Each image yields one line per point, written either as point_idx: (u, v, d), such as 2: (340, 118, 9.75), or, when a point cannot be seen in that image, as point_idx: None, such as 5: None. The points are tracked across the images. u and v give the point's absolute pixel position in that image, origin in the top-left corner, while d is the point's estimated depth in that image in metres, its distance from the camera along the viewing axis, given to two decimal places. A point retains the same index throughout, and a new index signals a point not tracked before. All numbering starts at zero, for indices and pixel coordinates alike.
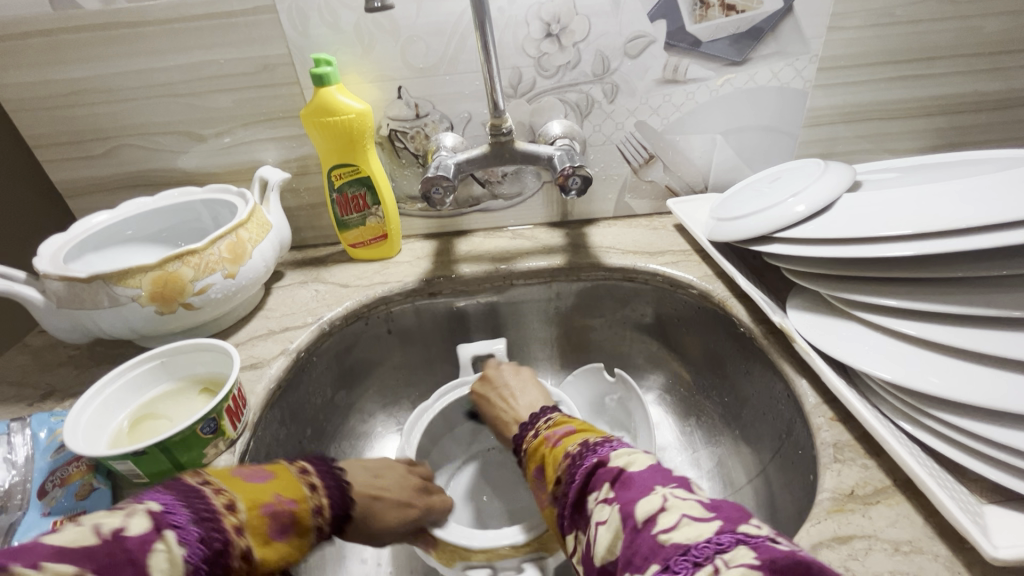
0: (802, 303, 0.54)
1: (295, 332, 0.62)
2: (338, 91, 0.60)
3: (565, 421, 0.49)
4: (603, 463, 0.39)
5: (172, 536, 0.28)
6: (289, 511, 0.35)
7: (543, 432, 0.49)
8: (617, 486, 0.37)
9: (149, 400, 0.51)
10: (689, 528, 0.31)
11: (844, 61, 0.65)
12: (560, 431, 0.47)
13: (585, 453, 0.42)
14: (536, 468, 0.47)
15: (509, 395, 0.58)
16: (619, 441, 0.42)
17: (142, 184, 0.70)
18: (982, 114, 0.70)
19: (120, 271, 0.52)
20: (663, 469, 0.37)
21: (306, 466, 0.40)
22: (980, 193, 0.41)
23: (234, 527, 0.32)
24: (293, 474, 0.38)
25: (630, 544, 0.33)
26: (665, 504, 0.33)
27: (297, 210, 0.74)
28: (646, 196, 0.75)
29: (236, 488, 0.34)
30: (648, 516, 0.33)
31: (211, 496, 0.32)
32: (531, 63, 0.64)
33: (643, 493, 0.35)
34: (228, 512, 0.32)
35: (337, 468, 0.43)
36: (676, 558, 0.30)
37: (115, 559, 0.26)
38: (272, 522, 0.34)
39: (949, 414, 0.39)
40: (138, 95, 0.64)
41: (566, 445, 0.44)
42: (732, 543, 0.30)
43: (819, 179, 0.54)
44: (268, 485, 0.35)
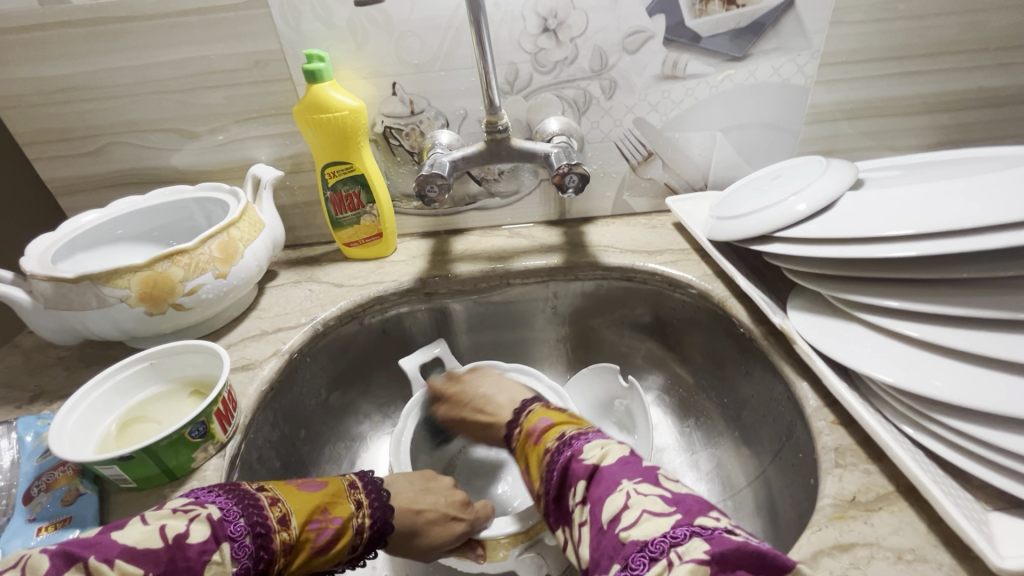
0: (803, 303, 0.53)
1: (288, 333, 0.61)
2: (331, 88, 0.59)
3: (545, 413, 0.48)
4: (576, 458, 0.39)
5: (227, 549, 0.35)
6: (333, 528, 0.41)
7: (524, 428, 0.48)
8: (590, 484, 0.37)
9: (139, 403, 0.50)
10: (648, 523, 0.32)
11: (847, 56, 0.64)
12: (537, 426, 0.47)
13: (562, 447, 0.41)
14: (523, 465, 0.46)
15: (484, 394, 0.56)
16: (596, 432, 0.42)
17: (133, 183, 0.69)
18: (987, 111, 0.69)
19: (108, 271, 0.51)
20: (635, 462, 0.37)
21: (355, 480, 0.45)
22: (985, 192, 0.40)
23: (284, 541, 0.38)
24: (343, 488, 0.43)
25: (598, 545, 0.34)
26: (628, 502, 0.34)
27: (291, 208, 0.73)
28: (645, 194, 0.74)
29: (291, 501, 0.40)
30: (613, 515, 0.34)
31: (267, 509, 0.38)
32: (528, 58, 0.63)
33: (610, 490, 0.35)
34: (279, 527, 0.38)
35: (383, 488, 0.46)
36: (634, 556, 0.31)
37: (176, 563, 0.33)
38: (316, 539, 0.40)
39: (953, 418, 0.38)
40: (128, 92, 0.63)
41: (546, 441, 0.44)
42: (685, 535, 0.31)
43: (821, 177, 0.53)
44: (318, 499, 0.41)
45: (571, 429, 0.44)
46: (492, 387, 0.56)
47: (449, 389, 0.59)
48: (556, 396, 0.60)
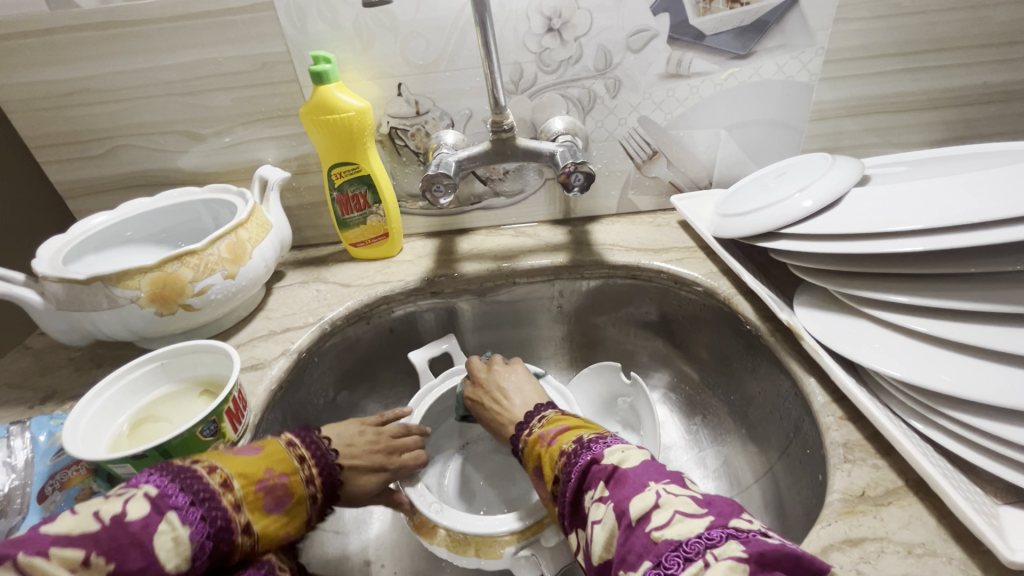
0: (810, 300, 0.53)
1: (297, 333, 0.61)
2: (337, 89, 0.59)
3: (560, 419, 0.48)
4: (597, 461, 0.39)
5: (175, 516, 0.35)
6: (283, 483, 0.42)
7: (537, 431, 0.48)
8: (611, 485, 0.37)
9: (150, 402, 0.50)
10: (682, 524, 0.32)
11: (851, 53, 0.64)
12: (554, 430, 0.47)
13: (580, 450, 0.42)
14: (535, 466, 0.46)
15: (507, 388, 0.57)
16: (614, 437, 0.43)
17: (141, 185, 0.70)
18: (992, 106, 0.69)
19: (119, 272, 0.51)
20: (657, 465, 0.38)
21: (292, 438, 0.45)
22: (990, 186, 0.40)
23: (232, 502, 0.38)
24: (281, 447, 0.44)
25: (625, 542, 0.34)
26: (658, 501, 0.34)
27: (297, 209, 0.73)
28: (649, 192, 0.75)
29: (230, 466, 0.40)
30: (641, 513, 0.34)
31: (205, 476, 0.38)
32: (533, 58, 0.63)
33: (638, 490, 0.35)
34: (224, 490, 0.38)
35: (321, 441, 0.47)
36: (668, 554, 0.31)
37: (120, 539, 0.33)
38: (267, 496, 0.41)
39: (961, 412, 0.38)
40: (135, 95, 0.63)
41: (561, 443, 0.44)
42: (722, 537, 0.31)
43: (827, 174, 0.53)
44: (257, 462, 0.41)
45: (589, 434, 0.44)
46: (514, 384, 0.57)
47: (476, 372, 0.59)
48: (561, 395, 0.60)
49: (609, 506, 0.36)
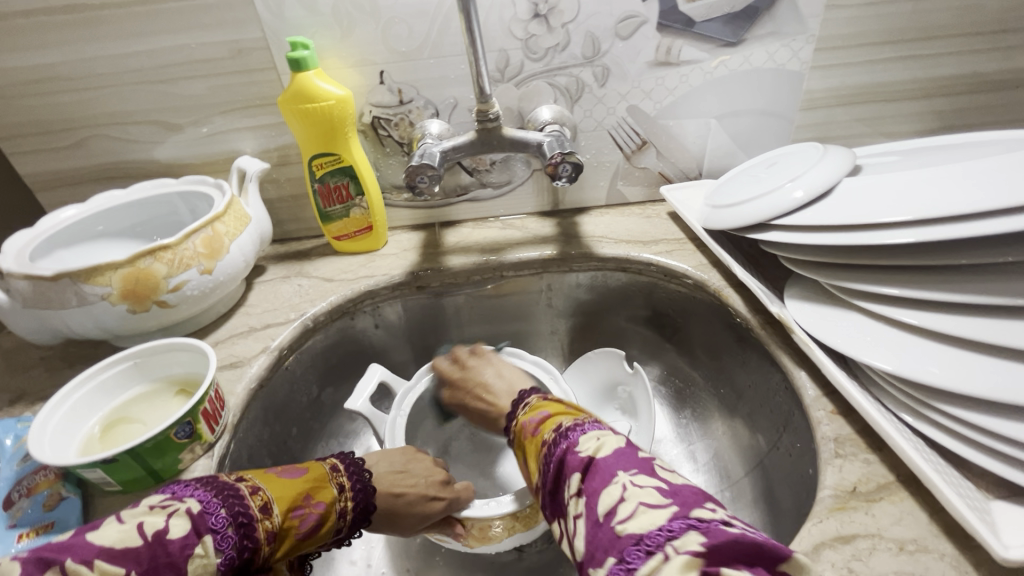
0: (800, 292, 0.52)
1: (277, 330, 0.59)
2: (317, 76, 0.57)
3: (541, 405, 0.47)
4: (570, 451, 0.38)
5: (210, 541, 0.34)
6: (318, 513, 0.40)
7: (521, 419, 0.47)
8: (584, 476, 0.36)
9: (123, 403, 0.49)
10: (645, 516, 0.31)
11: (842, 41, 0.63)
12: (535, 418, 0.45)
13: (557, 439, 0.40)
14: (523, 459, 0.45)
15: (487, 382, 0.56)
16: (592, 424, 0.41)
17: (114, 177, 0.67)
18: (981, 96, 0.69)
19: (88, 268, 0.49)
20: (630, 453, 0.37)
21: (336, 463, 0.44)
22: (987, 176, 0.39)
23: (267, 531, 0.37)
24: (324, 472, 0.42)
25: (593, 538, 0.33)
26: (625, 494, 0.33)
27: (278, 202, 0.71)
28: (639, 182, 0.73)
29: (272, 489, 0.38)
30: (609, 508, 0.33)
31: (247, 498, 0.37)
32: (519, 45, 0.61)
33: (605, 483, 0.35)
34: (262, 517, 0.37)
35: (365, 470, 0.45)
36: (630, 549, 0.30)
37: (158, 559, 0.32)
38: (300, 527, 0.39)
39: (952, 406, 0.37)
40: (104, 82, 0.61)
41: (544, 432, 0.43)
42: (682, 529, 0.30)
43: (818, 164, 0.52)
44: (300, 486, 0.40)
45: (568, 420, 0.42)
46: (497, 372, 0.57)
47: (453, 375, 0.59)
48: (546, 374, 0.59)
49: (580, 500, 0.35)
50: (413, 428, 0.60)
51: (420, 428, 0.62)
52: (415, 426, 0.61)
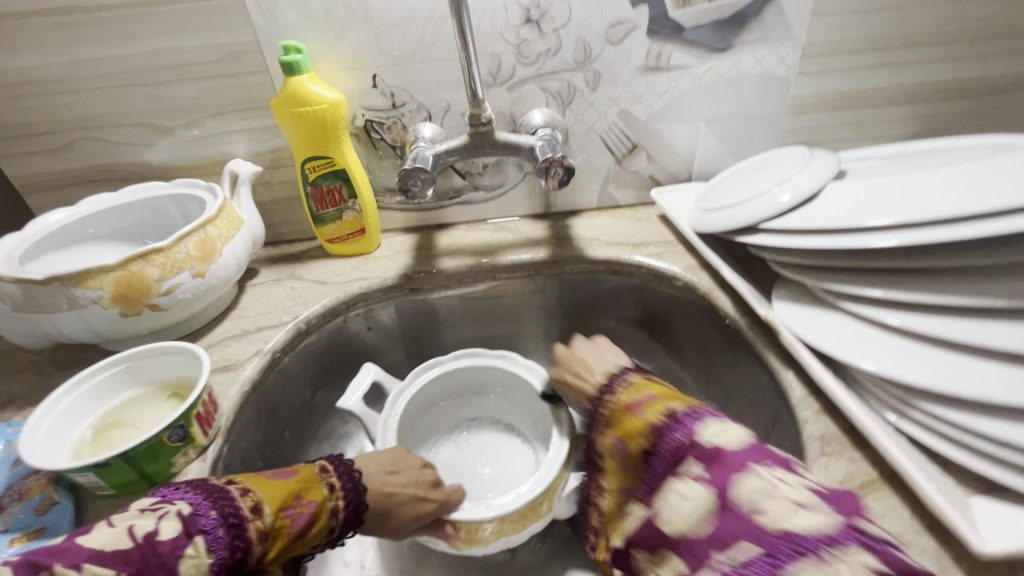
0: (787, 294, 0.53)
1: (270, 332, 0.59)
2: (309, 80, 0.57)
3: (645, 386, 0.46)
4: (691, 441, 0.37)
5: (201, 541, 0.34)
6: (309, 513, 0.40)
7: (620, 397, 0.46)
8: (705, 462, 0.36)
9: (115, 406, 0.48)
10: (800, 516, 0.31)
11: (827, 47, 0.65)
12: (637, 399, 0.44)
13: (672, 424, 0.39)
14: (614, 436, 0.44)
15: (587, 362, 0.52)
16: (705, 411, 0.40)
17: (104, 180, 0.67)
18: (963, 101, 0.70)
19: (79, 271, 0.49)
20: (760, 447, 0.36)
21: (325, 464, 0.44)
22: (966, 181, 0.41)
23: (258, 531, 0.37)
24: (314, 472, 0.42)
25: (721, 525, 0.33)
26: (774, 491, 0.33)
27: (270, 205, 0.71)
28: (630, 186, 0.74)
29: (262, 490, 0.39)
30: (750, 501, 0.33)
31: (237, 499, 0.37)
32: (511, 49, 0.62)
33: (738, 475, 0.34)
34: (253, 516, 0.37)
35: (355, 470, 0.45)
36: (777, 545, 0.30)
37: (149, 561, 0.32)
38: (292, 526, 0.39)
39: (933, 404, 0.38)
40: (95, 85, 0.60)
41: (649, 416, 0.42)
42: (851, 541, 0.30)
43: (804, 168, 0.53)
44: (290, 486, 0.40)
45: (679, 405, 0.41)
46: (597, 354, 0.53)
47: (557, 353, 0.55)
48: (534, 374, 0.60)
49: (707, 488, 0.34)
50: (405, 431, 0.60)
51: (412, 429, 0.62)
52: (407, 427, 0.61)
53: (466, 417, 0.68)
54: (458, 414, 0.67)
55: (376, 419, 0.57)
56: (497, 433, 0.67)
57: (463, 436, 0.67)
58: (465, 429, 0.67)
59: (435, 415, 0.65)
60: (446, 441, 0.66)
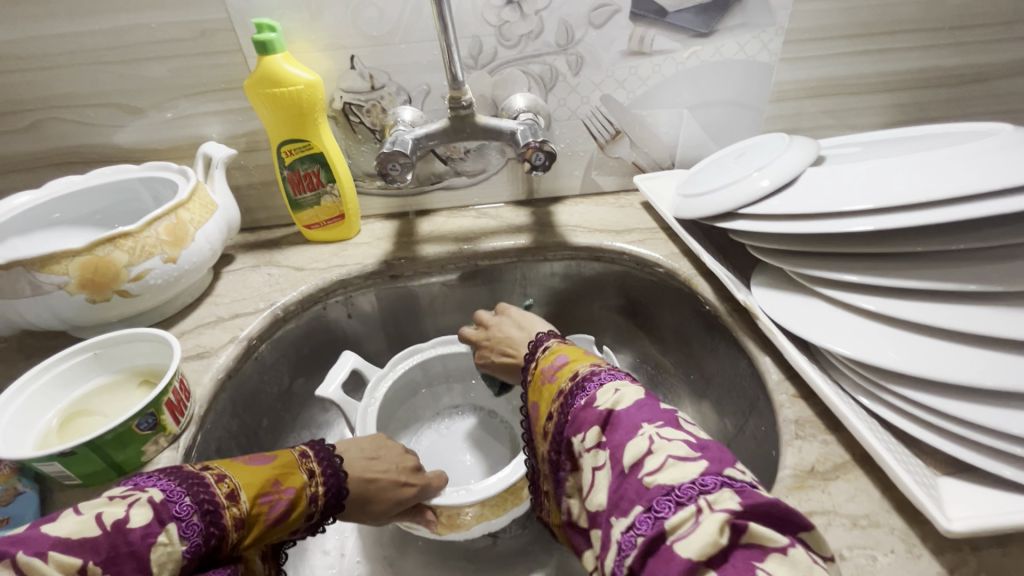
0: (765, 279, 0.53)
1: (246, 319, 0.58)
2: (284, 60, 0.56)
3: (562, 350, 0.45)
4: (588, 406, 0.37)
5: (174, 528, 0.33)
6: (287, 499, 0.39)
7: (539, 364, 0.45)
8: (604, 428, 0.35)
9: (83, 395, 0.47)
10: (676, 468, 0.30)
11: (810, 34, 0.64)
12: (553, 364, 0.44)
13: (577, 391, 0.39)
14: (534, 403, 0.44)
15: (512, 337, 0.54)
16: (608, 373, 0.39)
17: (71, 162, 0.65)
18: (941, 90, 0.71)
19: (43, 256, 0.47)
20: (650, 404, 0.35)
21: (306, 449, 0.43)
22: (941, 168, 0.41)
23: (234, 518, 0.36)
24: (293, 458, 0.42)
25: (617, 488, 0.32)
26: (652, 447, 0.32)
27: (247, 189, 0.70)
28: (613, 172, 0.74)
29: (239, 477, 0.38)
30: (636, 459, 0.32)
31: (213, 486, 0.36)
32: (492, 31, 0.61)
33: (630, 434, 0.33)
34: (228, 503, 0.36)
35: (336, 456, 0.44)
36: (659, 499, 0.29)
37: (118, 549, 0.31)
38: (269, 513, 0.38)
39: (905, 387, 0.39)
40: (57, 63, 0.58)
41: (559, 380, 0.42)
42: (716, 485, 0.29)
43: (784, 154, 0.53)
44: (268, 472, 0.40)
45: (585, 367, 0.41)
46: (516, 328, 0.55)
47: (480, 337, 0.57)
48: None
49: (603, 452, 0.34)
50: (385, 417, 0.60)
51: (393, 416, 0.61)
52: (389, 414, 0.60)
53: (447, 405, 0.68)
54: (440, 401, 0.67)
55: (356, 407, 0.56)
56: (480, 420, 0.67)
57: (445, 423, 0.67)
58: (446, 416, 0.67)
59: (416, 402, 0.65)
60: (427, 428, 0.66)
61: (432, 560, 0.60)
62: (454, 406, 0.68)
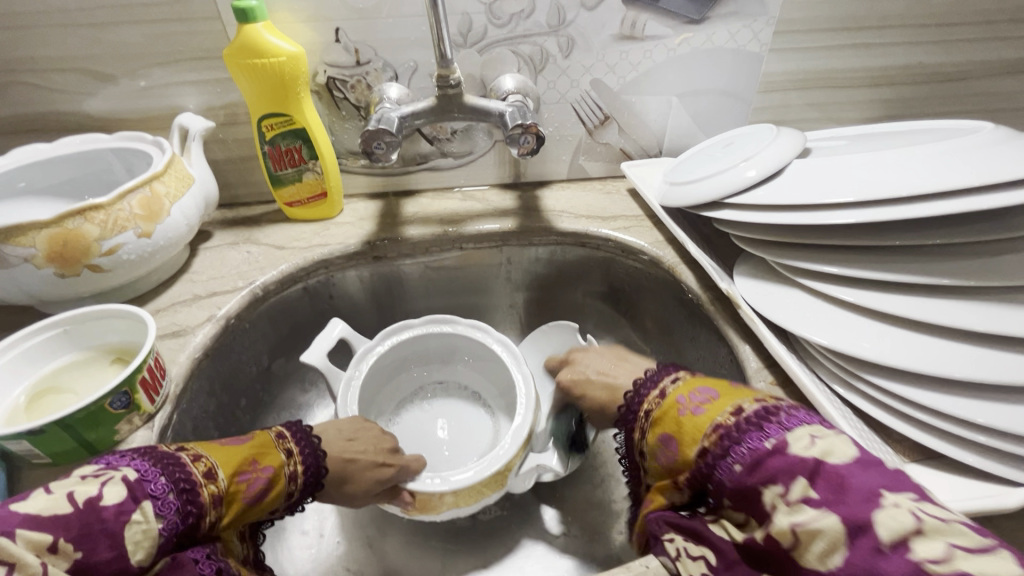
0: (748, 269, 0.54)
1: (224, 298, 0.57)
2: (266, 29, 0.54)
3: (699, 381, 0.40)
4: (781, 452, 0.32)
5: (149, 506, 0.32)
6: (266, 477, 0.39)
7: (671, 394, 0.40)
8: (818, 483, 0.30)
9: (52, 371, 0.46)
10: (971, 561, 0.26)
11: (800, 25, 0.64)
12: (694, 397, 0.38)
13: (747, 428, 0.34)
14: (666, 435, 0.38)
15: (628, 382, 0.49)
16: (791, 415, 0.34)
17: (38, 129, 0.62)
18: (923, 87, 0.72)
19: (9, 228, 0.45)
20: (874, 464, 0.31)
21: (282, 430, 0.43)
22: (921, 165, 0.42)
23: (212, 496, 0.36)
24: (270, 438, 0.41)
25: (862, 560, 0.28)
26: (920, 525, 0.27)
27: (224, 163, 0.67)
28: (600, 158, 0.74)
29: (216, 456, 0.38)
30: (896, 537, 0.27)
31: (190, 465, 0.36)
32: (482, 9, 0.59)
33: (873, 504, 0.29)
34: (206, 481, 0.36)
35: (313, 436, 0.44)
36: None
37: (91, 526, 0.30)
38: (247, 492, 0.38)
39: (877, 376, 0.40)
40: (22, 23, 0.55)
41: (712, 414, 0.36)
42: None
43: (771, 145, 0.54)
44: (245, 452, 0.39)
45: (751, 402, 0.35)
46: (611, 363, 0.51)
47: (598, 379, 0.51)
48: (505, 348, 0.60)
49: (831, 515, 0.29)
50: (367, 396, 0.59)
51: (374, 395, 0.61)
52: (369, 394, 0.60)
53: (431, 382, 0.67)
54: (421, 380, 0.67)
55: (341, 376, 0.57)
56: (462, 400, 0.67)
57: (427, 400, 0.67)
58: (429, 392, 0.67)
59: (398, 379, 0.65)
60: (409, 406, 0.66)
61: (411, 540, 0.60)
62: (438, 382, 0.67)
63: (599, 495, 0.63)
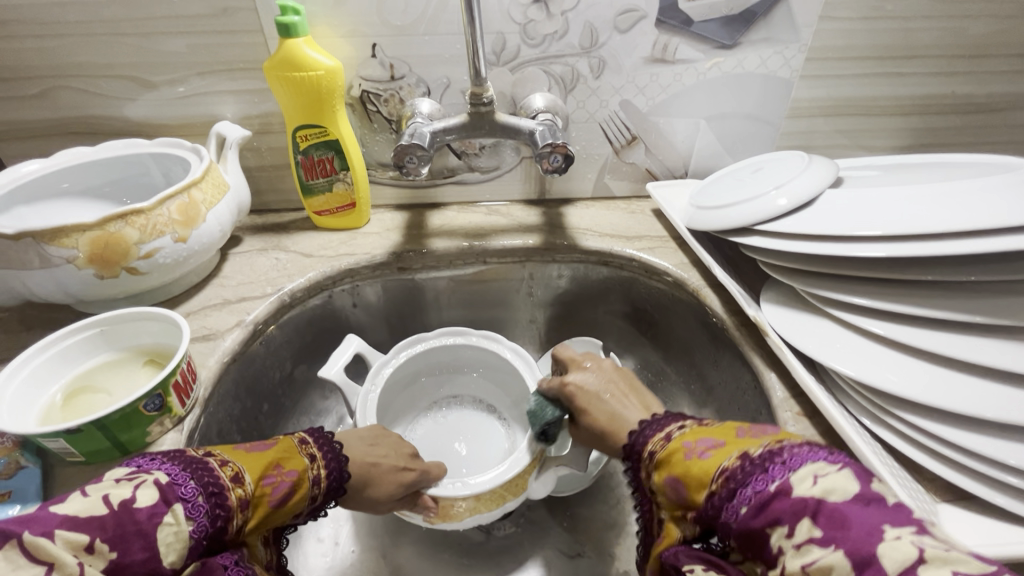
0: (776, 296, 0.53)
1: (253, 303, 0.58)
2: (306, 44, 0.55)
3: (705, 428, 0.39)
4: (783, 493, 0.32)
5: (181, 509, 0.33)
6: (289, 481, 0.40)
7: (678, 439, 0.40)
8: (821, 521, 0.30)
9: (87, 371, 0.47)
10: None
11: (832, 52, 0.64)
12: (702, 443, 0.38)
13: (751, 471, 0.34)
14: (673, 478, 0.38)
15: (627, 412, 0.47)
16: (793, 453, 0.34)
17: (82, 132, 0.64)
18: (956, 117, 0.71)
19: (53, 229, 0.47)
20: (874, 500, 0.30)
21: (306, 436, 0.43)
22: (955, 200, 0.42)
23: (240, 499, 0.36)
24: (293, 444, 0.42)
25: None
26: (923, 555, 0.27)
27: (257, 170, 0.69)
28: (626, 177, 0.74)
29: (242, 461, 0.38)
30: (901, 568, 0.26)
31: (217, 469, 0.36)
32: (517, 29, 0.60)
33: (875, 537, 0.28)
34: (233, 485, 0.36)
35: (336, 441, 0.45)
36: None
37: (125, 527, 0.31)
38: (272, 496, 0.38)
39: (910, 413, 0.40)
40: (72, 31, 0.57)
41: (718, 459, 0.36)
42: None
43: (801, 173, 0.53)
44: (270, 456, 0.40)
45: (755, 446, 0.35)
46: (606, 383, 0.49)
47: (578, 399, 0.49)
48: (516, 355, 0.60)
49: (836, 552, 0.28)
50: (383, 406, 0.60)
51: (391, 405, 0.62)
52: (385, 405, 0.60)
53: (447, 395, 0.67)
54: (437, 392, 0.67)
55: (357, 392, 0.57)
56: (477, 413, 0.67)
57: (442, 412, 0.67)
58: (444, 404, 0.67)
59: (415, 390, 0.65)
60: (424, 417, 0.66)
61: (425, 553, 0.60)
62: (453, 396, 0.68)
63: (616, 517, 0.63)
